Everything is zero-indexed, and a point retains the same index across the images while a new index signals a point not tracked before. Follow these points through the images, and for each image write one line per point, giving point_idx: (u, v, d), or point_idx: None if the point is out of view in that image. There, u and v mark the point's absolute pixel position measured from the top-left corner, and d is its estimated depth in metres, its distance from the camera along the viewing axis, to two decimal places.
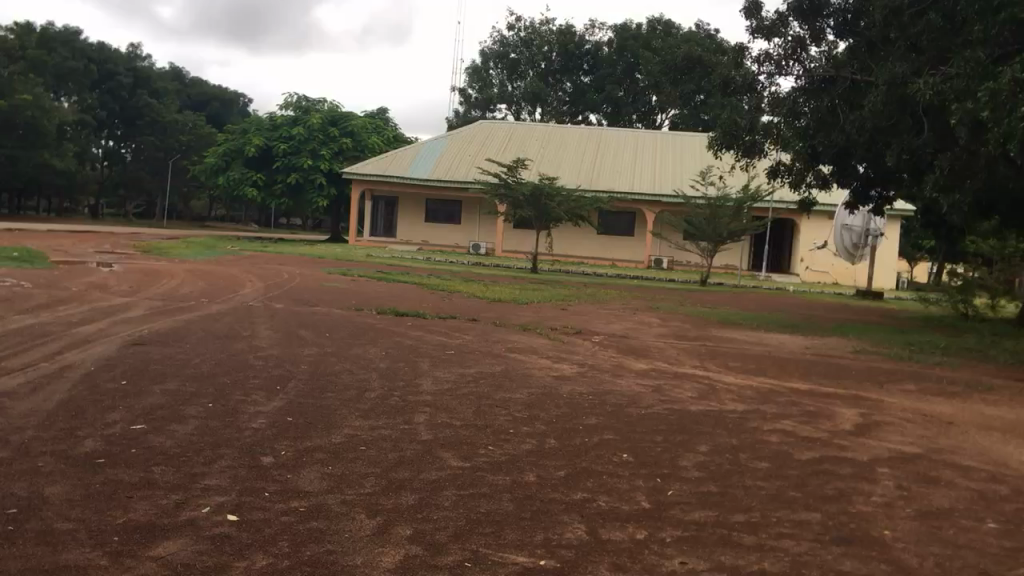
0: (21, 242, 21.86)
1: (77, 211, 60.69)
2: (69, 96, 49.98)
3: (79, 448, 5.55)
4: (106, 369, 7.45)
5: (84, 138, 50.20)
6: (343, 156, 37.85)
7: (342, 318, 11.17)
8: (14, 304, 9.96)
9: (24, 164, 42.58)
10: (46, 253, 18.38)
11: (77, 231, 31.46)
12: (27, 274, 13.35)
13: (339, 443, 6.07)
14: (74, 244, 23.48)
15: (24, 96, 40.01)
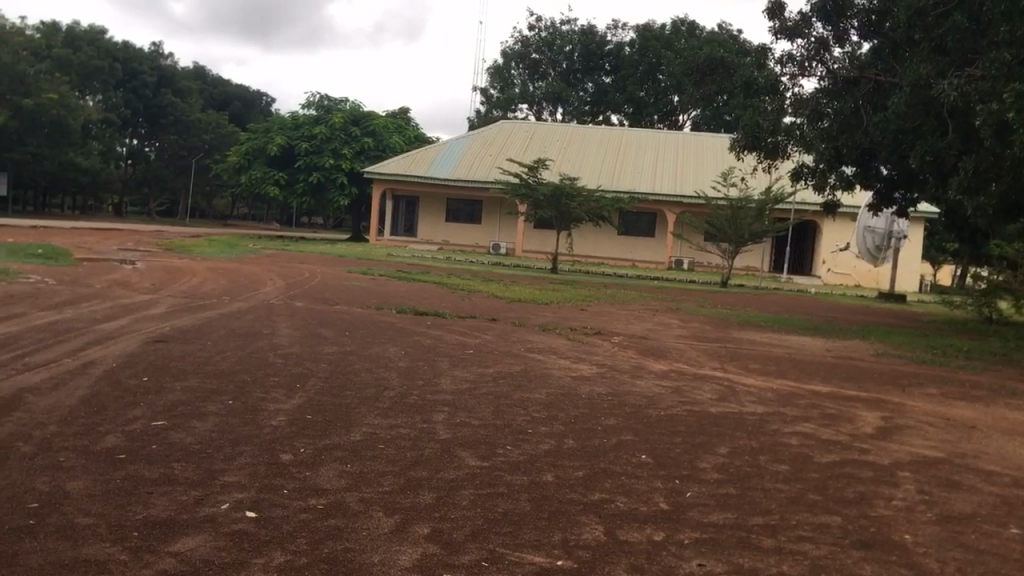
0: (45, 240, 22.06)
1: (101, 210, 61.35)
2: (94, 95, 50.33)
3: (100, 443, 5.61)
4: (128, 365, 7.51)
5: (110, 136, 50.68)
6: (365, 155, 38.05)
7: (363, 317, 11.22)
8: (39, 301, 10.08)
9: (50, 163, 43.09)
10: (71, 251, 18.57)
11: (104, 230, 31.63)
12: (52, 272, 13.50)
13: (357, 441, 6.09)
14: (98, 242, 23.73)
15: (52, 97, 40.44)
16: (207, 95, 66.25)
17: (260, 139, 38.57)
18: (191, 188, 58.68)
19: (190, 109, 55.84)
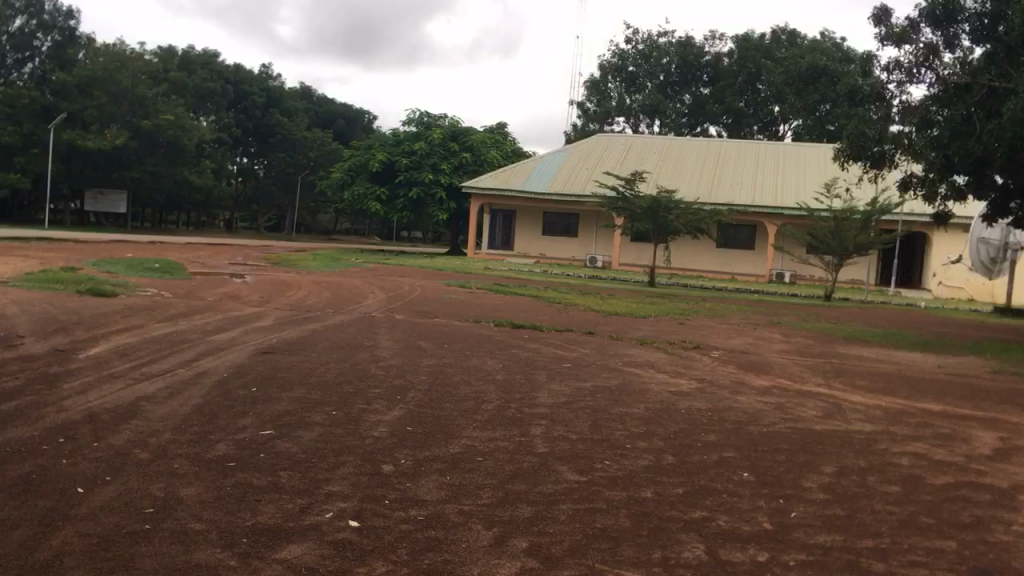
0: (161, 254, 23.09)
1: (213, 225, 63.90)
2: (208, 116, 52.63)
3: (212, 451, 5.81)
4: (238, 375, 7.77)
5: (221, 155, 52.89)
6: (463, 170, 38.49)
7: (462, 330, 11.33)
8: (156, 313, 10.54)
9: (167, 181, 45.11)
10: (185, 265, 19.37)
11: (216, 245, 32.95)
12: (168, 285, 14.10)
13: (457, 453, 6.14)
14: (210, 256, 24.72)
15: (169, 118, 42.53)
16: (312, 114, 68.28)
17: (362, 155, 39.57)
18: (297, 205, 60.38)
19: (296, 127, 57.38)
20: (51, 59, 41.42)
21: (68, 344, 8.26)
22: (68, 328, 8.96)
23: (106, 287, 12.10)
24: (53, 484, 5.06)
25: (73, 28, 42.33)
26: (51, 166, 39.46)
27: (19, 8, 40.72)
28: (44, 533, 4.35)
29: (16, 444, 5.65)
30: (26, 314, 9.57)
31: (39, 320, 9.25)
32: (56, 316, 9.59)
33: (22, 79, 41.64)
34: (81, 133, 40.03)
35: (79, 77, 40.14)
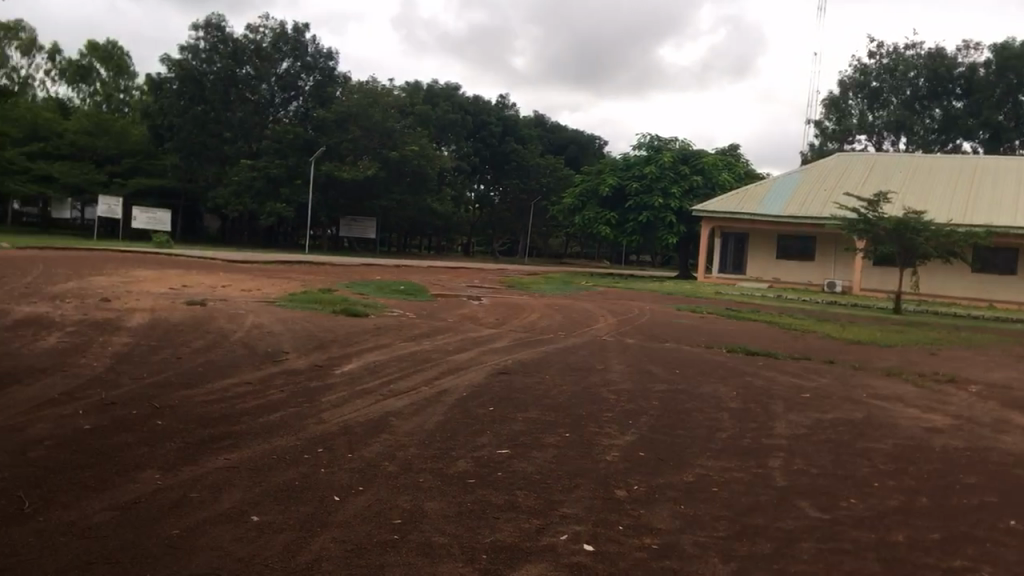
0: (405, 277, 24.58)
1: (452, 249, 67.06)
2: (449, 145, 55.38)
3: (453, 467, 6.05)
4: (476, 394, 8.04)
5: (461, 183, 55.53)
6: (694, 193, 37.97)
7: (695, 356, 11.13)
8: (401, 332, 11.18)
9: (413, 210, 47.45)
10: (427, 287, 20.50)
11: (456, 268, 34.59)
12: (412, 306, 14.95)
13: (692, 483, 6.01)
14: (448, 279, 26.02)
15: (414, 149, 44.94)
16: (545, 141, 69.81)
17: (593, 180, 40.22)
18: (530, 229, 61.86)
19: (528, 154, 57.72)
20: (313, 96, 45.50)
21: (325, 359, 8.92)
22: (325, 345, 9.66)
23: (358, 308, 12.99)
24: (313, 491, 5.44)
25: (332, 67, 46.01)
26: (311, 196, 43.10)
27: (286, 51, 44.55)
28: (305, 537, 4.68)
29: (281, 452, 6.14)
30: (289, 331, 10.45)
31: (301, 337, 10.07)
32: (315, 333, 10.39)
33: (288, 117, 45.69)
34: (338, 164, 43.81)
35: (337, 113, 43.88)
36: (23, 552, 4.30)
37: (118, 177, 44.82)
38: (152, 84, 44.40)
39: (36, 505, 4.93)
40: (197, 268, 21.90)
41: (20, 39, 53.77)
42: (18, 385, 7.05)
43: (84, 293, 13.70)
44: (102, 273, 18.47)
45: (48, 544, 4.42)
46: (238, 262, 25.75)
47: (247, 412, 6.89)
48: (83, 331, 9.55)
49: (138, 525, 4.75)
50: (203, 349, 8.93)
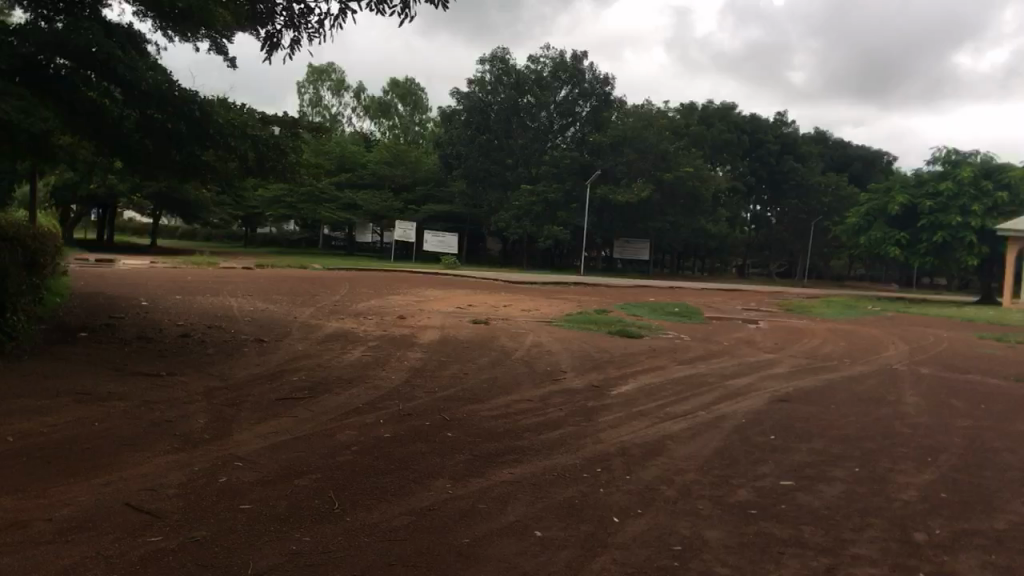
0: (680, 299, 24.44)
1: (726, 270, 65.47)
2: (724, 165, 53.68)
3: (734, 496, 5.88)
4: (756, 422, 7.78)
5: (736, 202, 53.93)
6: (999, 211, 34.44)
7: (1004, 390, 10.07)
8: (676, 354, 11.09)
9: (686, 230, 47.11)
10: (702, 310, 20.23)
11: (731, 290, 33.87)
12: (687, 328, 14.81)
13: (1003, 530, 5.42)
14: (724, 301, 25.52)
15: (688, 171, 43.73)
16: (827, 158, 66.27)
17: (881, 198, 37.92)
18: (810, 251, 58.60)
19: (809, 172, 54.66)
20: (589, 122, 45.70)
21: (602, 379, 9.04)
22: (601, 366, 9.80)
23: (633, 329, 13.06)
24: (593, 511, 5.51)
25: (608, 93, 45.84)
26: (587, 218, 43.31)
27: (564, 79, 44.94)
28: (587, 556, 4.74)
29: (562, 470, 6.27)
30: (567, 350, 10.72)
31: (578, 357, 10.29)
32: (592, 353, 10.58)
33: (565, 142, 46.13)
34: (614, 187, 43.72)
35: (613, 137, 43.56)
36: (335, 549, 4.70)
37: (413, 202, 48.51)
38: (444, 116, 46.96)
39: (345, 506, 5.39)
40: (482, 289, 23.08)
41: (331, 82, 59.46)
42: (329, 394, 7.80)
43: (384, 311, 14.92)
44: (399, 293, 20.00)
45: (354, 543, 4.80)
46: (520, 283, 26.86)
47: (529, 429, 7.14)
48: (382, 346, 10.40)
49: (433, 532, 5.05)
50: (488, 366, 9.40)
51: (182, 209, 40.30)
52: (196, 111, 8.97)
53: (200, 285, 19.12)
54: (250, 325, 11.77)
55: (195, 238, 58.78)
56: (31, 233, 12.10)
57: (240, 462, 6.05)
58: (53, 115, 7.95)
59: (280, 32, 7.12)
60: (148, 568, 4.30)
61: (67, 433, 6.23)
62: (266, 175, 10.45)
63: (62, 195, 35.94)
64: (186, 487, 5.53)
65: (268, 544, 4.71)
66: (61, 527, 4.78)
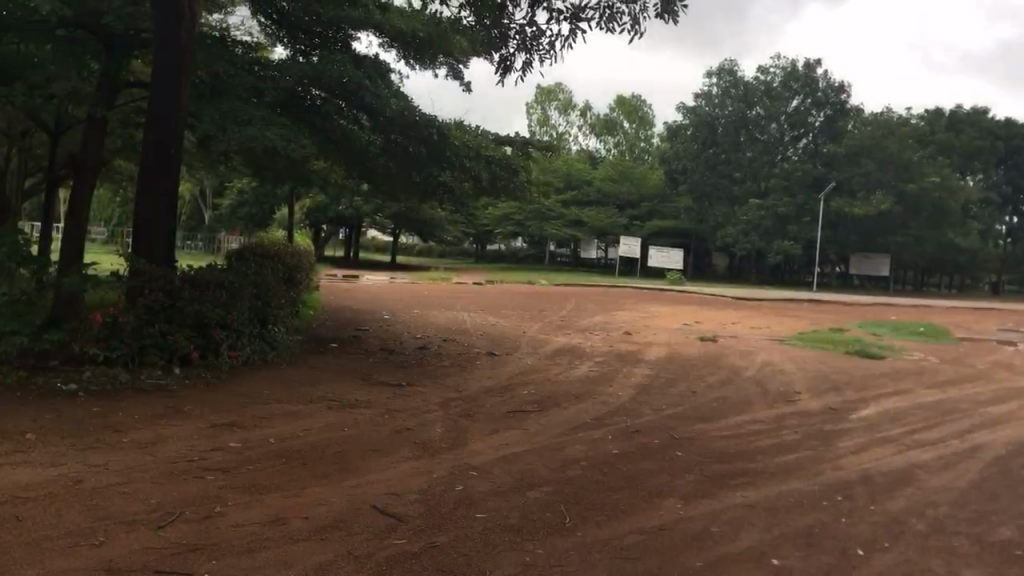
0: (927, 318, 22.74)
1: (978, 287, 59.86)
2: (975, 174, 48.55)
3: (995, 534, 5.36)
4: (1019, 454, 7.10)
5: (989, 215, 48.20)
6: None
7: None
8: (922, 377, 10.36)
9: (931, 245, 41.24)
10: (953, 329, 18.71)
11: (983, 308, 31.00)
12: (937, 350, 13.77)
13: None
14: (979, 321, 23.47)
15: (933, 179, 38.48)
16: None
17: None
18: None
19: None
20: (823, 131, 42.66)
21: (841, 403, 8.60)
22: (839, 388, 9.34)
23: (874, 350, 12.33)
24: (833, 542, 5.15)
25: (844, 101, 42.87)
26: (821, 233, 39.93)
27: (796, 88, 43.36)
28: None
29: (800, 496, 5.96)
30: (800, 371, 10.30)
31: (813, 378, 9.86)
32: (828, 374, 10.10)
33: (797, 154, 43.59)
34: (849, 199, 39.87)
35: (849, 147, 40.26)
36: (570, 564, 4.61)
37: (637, 219, 48.60)
38: (670, 132, 47.23)
39: (576, 520, 5.31)
40: (711, 306, 22.66)
41: (559, 103, 60.64)
42: (559, 408, 7.96)
43: (611, 327, 15.02)
44: (626, 309, 20.04)
45: (586, 559, 4.68)
46: (751, 300, 26.11)
47: (763, 451, 6.91)
48: (609, 361, 10.49)
49: (666, 553, 4.84)
50: (717, 385, 9.24)
51: (420, 229, 42.84)
52: (435, 135, 9.71)
53: (439, 300, 20.11)
54: (483, 338, 12.24)
55: (427, 255, 62.03)
56: (290, 250, 13.26)
57: (475, 471, 6.18)
58: (310, 144, 8.94)
59: (513, 55, 7.35)
60: (396, 568, 4.35)
61: (322, 438, 6.65)
62: (500, 194, 10.73)
63: (318, 216, 39.36)
64: (426, 493, 5.67)
65: (504, 554, 4.68)
66: (317, 525, 4.92)
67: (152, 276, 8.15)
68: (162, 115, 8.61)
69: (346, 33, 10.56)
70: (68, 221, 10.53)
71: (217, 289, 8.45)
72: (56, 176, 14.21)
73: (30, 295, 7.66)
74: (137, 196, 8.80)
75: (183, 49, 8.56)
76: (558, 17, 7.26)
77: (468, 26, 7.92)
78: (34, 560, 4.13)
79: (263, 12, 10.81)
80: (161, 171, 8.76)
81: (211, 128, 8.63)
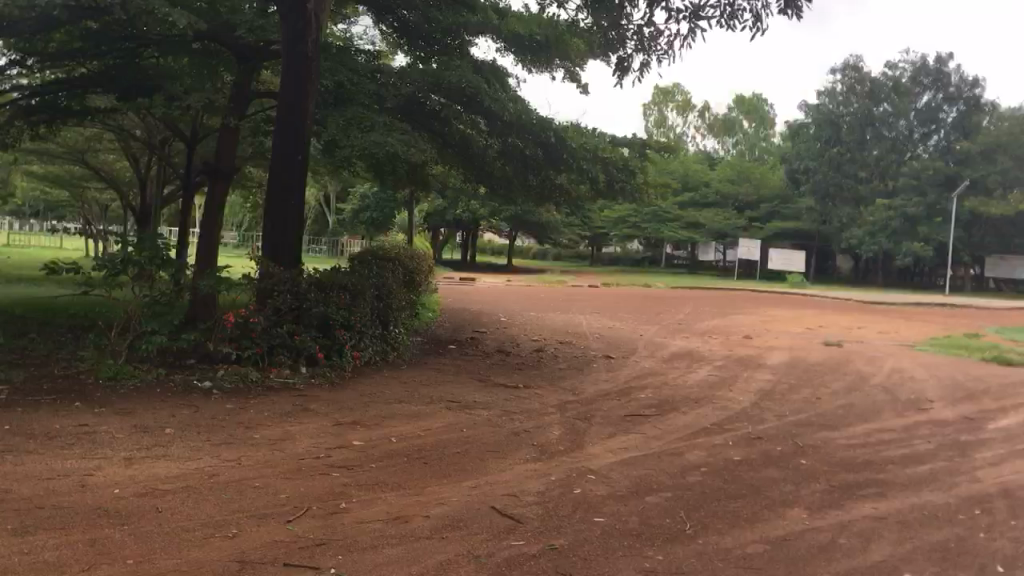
0: None
1: None
2: None
3: None
4: None
5: None
6: None
7: None
8: None
9: None
10: None
11: None
12: None
13: None
14: None
15: None
16: None
17: None
18: None
19: None
20: (956, 128, 40.18)
21: (978, 412, 8.21)
22: (975, 396, 8.90)
23: (1015, 356, 11.70)
24: (972, 557, 4.77)
25: (978, 95, 40.11)
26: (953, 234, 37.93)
27: (927, 83, 41.32)
28: None
29: (934, 508, 5.64)
30: (933, 377, 9.88)
31: (947, 385, 9.43)
32: (963, 382, 9.64)
33: (928, 152, 41.33)
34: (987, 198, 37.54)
35: (985, 143, 37.89)
36: (689, 570, 4.44)
37: (757, 220, 47.73)
38: (792, 131, 46.31)
39: (697, 527, 5.13)
40: (841, 309, 22.00)
41: (676, 102, 60.11)
42: (677, 413, 7.88)
43: (731, 331, 14.77)
44: (747, 312, 19.68)
45: (708, 567, 4.50)
46: (879, 304, 25.21)
47: (893, 462, 6.65)
48: (729, 366, 10.32)
49: (792, 564, 4.59)
50: (843, 392, 8.96)
51: (535, 232, 43.41)
52: (553, 137, 9.75)
53: (558, 302, 20.23)
54: (599, 341, 12.24)
55: (542, 257, 62.55)
56: (410, 253, 13.60)
57: (593, 475, 6.14)
58: (427, 148, 9.11)
59: (631, 56, 7.31)
60: (516, 570, 4.34)
61: (443, 438, 6.77)
62: (616, 196, 10.75)
63: (437, 220, 40.50)
64: (544, 495, 5.64)
65: (622, 559, 4.55)
66: (438, 524, 4.98)
67: (280, 279, 8.41)
68: (291, 122, 8.93)
69: (463, 39, 10.74)
70: (202, 226, 10.99)
71: (341, 293, 8.73)
72: (192, 183, 14.97)
73: (169, 297, 8.03)
74: (267, 202, 9.14)
75: (309, 60, 8.89)
76: (677, 16, 7.18)
77: (584, 28, 7.93)
78: (173, 548, 4.30)
79: (386, 21, 11.19)
80: (289, 177, 9.09)
81: (336, 134, 8.91)
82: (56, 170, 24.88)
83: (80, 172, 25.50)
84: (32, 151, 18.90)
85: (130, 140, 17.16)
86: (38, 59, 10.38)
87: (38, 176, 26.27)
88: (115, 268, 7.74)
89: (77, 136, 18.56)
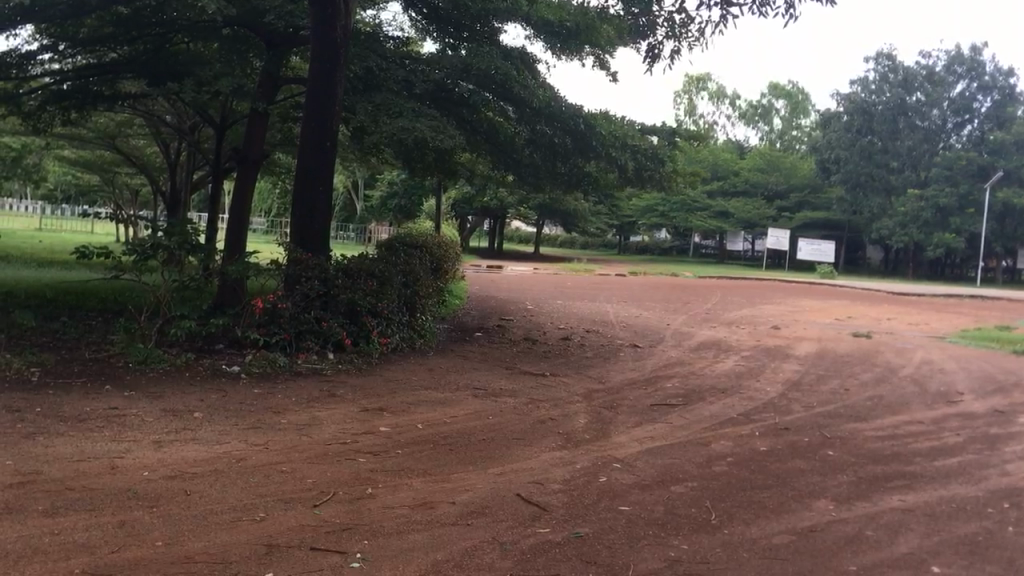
0: None
1: None
2: None
3: None
4: None
5: None
6: None
7: None
8: None
9: None
10: None
11: None
12: None
13: None
14: None
15: None
16: None
17: None
18: None
19: None
20: (990, 118, 40.53)
21: (1009, 405, 8.12)
22: (1006, 389, 8.81)
23: None
24: (1000, 551, 4.71)
25: (1012, 85, 40.59)
26: (987, 226, 37.69)
27: (961, 72, 41.52)
28: None
29: (961, 502, 5.57)
30: (964, 369, 9.79)
31: (976, 377, 9.35)
32: (994, 374, 9.56)
33: (960, 143, 41.54)
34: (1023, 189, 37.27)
35: (1019, 133, 37.64)
36: (716, 560, 4.42)
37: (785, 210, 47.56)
38: (823, 120, 45.77)
39: (723, 517, 5.12)
40: (881, 301, 21.71)
41: (708, 90, 59.72)
42: (704, 403, 7.85)
43: (759, 321, 14.69)
44: (779, 302, 19.55)
45: (733, 557, 4.48)
46: (912, 295, 24.96)
47: (921, 454, 6.59)
48: (757, 356, 10.27)
49: (819, 556, 4.57)
50: (871, 384, 8.90)
51: (562, 219, 43.29)
52: (581, 124, 9.71)
53: (586, 291, 20.15)
54: (626, 330, 12.22)
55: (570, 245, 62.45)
56: (437, 240, 13.60)
57: (619, 464, 6.12)
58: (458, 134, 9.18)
59: (662, 43, 7.27)
60: (541, 558, 4.33)
61: (469, 425, 6.78)
62: (645, 184, 10.73)
63: (462, 210, 40.72)
64: (569, 484, 5.63)
65: (647, 548, 4.54)
66: (464, 510, 5.00)
67: (307, 266, 8.45)
68: (321, 108, 8.97)
69: (493, 25, 10.80)
70: (231, 211, 11.03)
71: (368, 279, 8.78)
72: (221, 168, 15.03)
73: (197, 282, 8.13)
74: (296, 188, 9.18)
75: (339, 45, 8.90)
76: (710, 4, 7.14)
77: (615, 14, 7.91)
78: (201, 532, 4.33)
79: (415, 8, 11.21)
80: (318, 162, 9.12)
81: (365, 120, 8.99)
82: (88, 155, 25.08)
83: (111, 157, 25.70)
84: (64, 135, 19.07)
85: (160, 125, 17.20)
86: (69, 45, 10.48)
87: (69, 161, 26.44)
88: (144, 254, 7.83)
89: (108, 121, 18.68)
